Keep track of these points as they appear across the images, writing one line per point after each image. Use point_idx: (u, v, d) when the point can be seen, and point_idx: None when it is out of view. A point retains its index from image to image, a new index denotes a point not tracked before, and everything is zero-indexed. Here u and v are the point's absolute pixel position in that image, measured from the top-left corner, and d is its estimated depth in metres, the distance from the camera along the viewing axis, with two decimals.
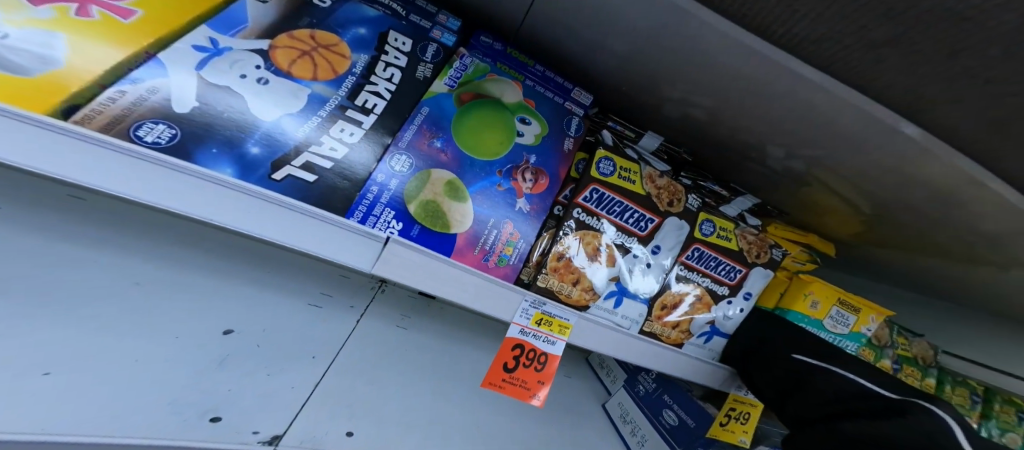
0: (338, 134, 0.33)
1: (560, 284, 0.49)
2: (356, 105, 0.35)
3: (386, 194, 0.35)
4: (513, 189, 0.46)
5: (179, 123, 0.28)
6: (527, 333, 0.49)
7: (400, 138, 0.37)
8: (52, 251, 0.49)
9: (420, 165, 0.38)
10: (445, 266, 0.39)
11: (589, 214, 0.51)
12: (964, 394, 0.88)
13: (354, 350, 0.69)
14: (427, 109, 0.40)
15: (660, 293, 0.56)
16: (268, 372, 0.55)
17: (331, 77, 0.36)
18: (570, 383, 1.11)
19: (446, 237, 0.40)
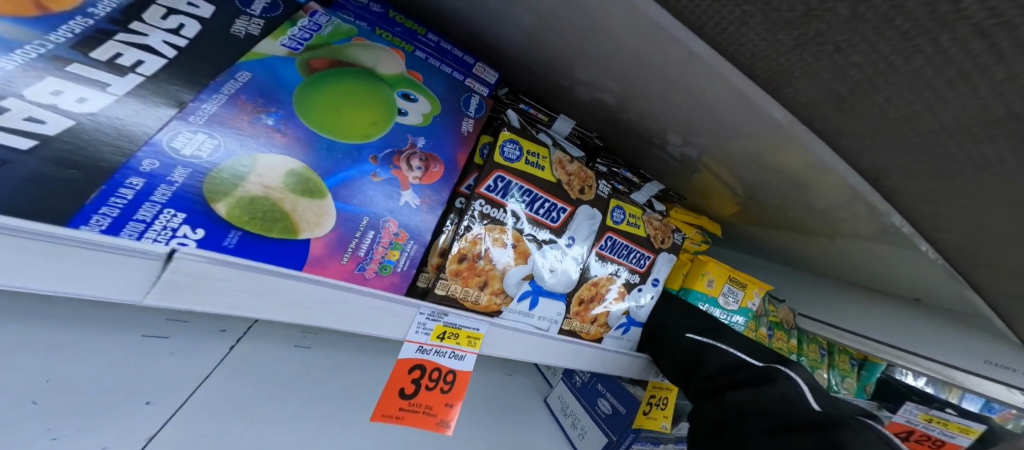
0: (49, 97, 0.22)
1: (464, 289, 0.42)
2: (96, 60, 0.24)
3: (165, 189, 0.24)
4: (394, 179, 0.37)
5: None
6: (427, 351, 0.41)
7: (197, 112, 0.27)
8: None
9: (236, 148, 0.28)
10: (290, 283, 0.29)
11: (493, 206, 0.44)
12: (814, 349, 1.08)
13: (220, 388, 0.55)
14: (249, 74, 0.31)
15: (578, 286, 0.53)
16: (53, 436, 0.40)
17: (30, 14, 0.24)
18: (511, 381, 1.06)
19: (292, 246, 0.30)
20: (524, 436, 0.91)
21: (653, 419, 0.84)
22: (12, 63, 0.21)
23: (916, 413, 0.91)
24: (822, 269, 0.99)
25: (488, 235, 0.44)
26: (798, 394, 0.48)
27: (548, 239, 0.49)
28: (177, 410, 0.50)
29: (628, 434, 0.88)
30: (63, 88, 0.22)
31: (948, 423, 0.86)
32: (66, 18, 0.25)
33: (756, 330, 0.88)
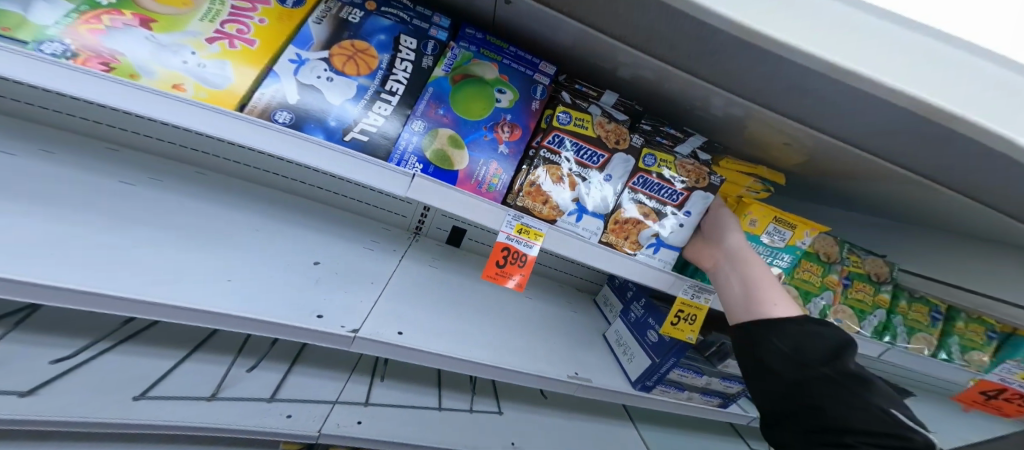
0: (376, 111, 0.63)
1: (533, 203, 0.69)
2: (385, 90, 0.64)
3: (410, 148, 0.65)
4: (495, 139, 0.68)
5: (291, 111, 0.59)
6: (512, 239, 0.70)
7: (410, 118, 0.67)
8: (228, 216, 0.97)
9: (431, 126, 0.63)
10: (451, 192, 0.61)
11: (553, 153, 0.70)
12: (920, 311, 1.12)
13: (399, 283, 1.01)
14: (432, 89, 0.65)
15: (614, 210, 0.75)
16: (343, 290, 0.89)
17: (369, 72, 0.64)
18: (575, 315, 1.35)
19: (449, 173, 0.62)
20: (588, 352, 1.20)
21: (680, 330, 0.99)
22: (366, 99, 0.63)
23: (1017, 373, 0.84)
24: (930, 218, 0.93)
25: (549, 172, 0.70)
26: (895, 419, 0.50)
27: (592, 176, 0.73)
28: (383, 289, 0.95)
29: (669, 358, 1.06)
30: (379, 106, 0.63)
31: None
32: (376, 72, 0.64)
33: (823, 276, 0.94)
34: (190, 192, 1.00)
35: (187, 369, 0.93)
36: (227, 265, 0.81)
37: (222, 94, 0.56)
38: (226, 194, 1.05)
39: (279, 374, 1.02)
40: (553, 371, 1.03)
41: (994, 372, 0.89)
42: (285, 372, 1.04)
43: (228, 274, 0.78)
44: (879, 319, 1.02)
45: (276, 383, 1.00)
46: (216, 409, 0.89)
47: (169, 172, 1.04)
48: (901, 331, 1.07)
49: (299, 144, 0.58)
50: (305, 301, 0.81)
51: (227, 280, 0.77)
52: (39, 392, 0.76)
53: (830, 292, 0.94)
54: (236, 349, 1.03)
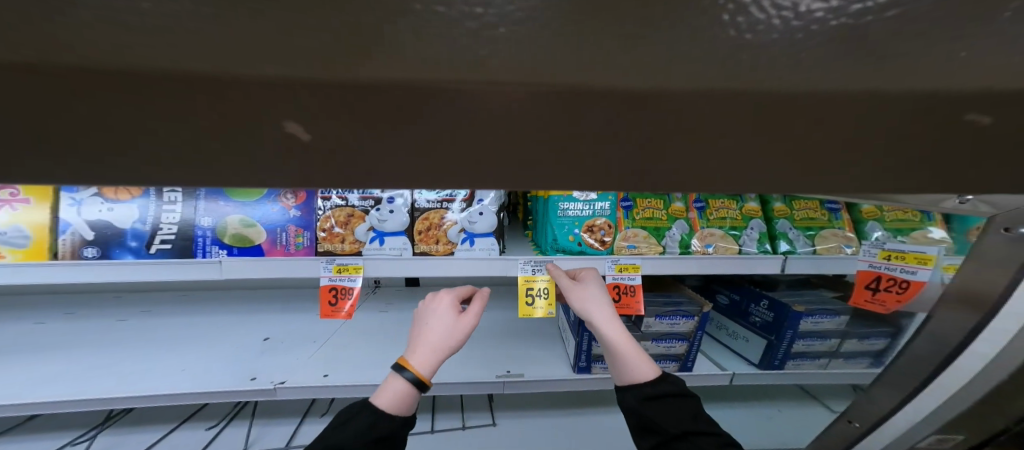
0: (168, 219, 0.76)
1: (332, 244, 0.83)
2: (166, 201, 0.77)
3: (208, 237, 0.76)
4: (284, 206, 0.82)
5: (96, 245, 0.73)
6: (335, 279, 0.81)
7: (198, 212, 0.77)
8: (195, 322, 1.27)
9: (219, 217, 0.78)
10: (263, 261, 0.77)
11: (335, 199, 0.85)
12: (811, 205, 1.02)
13: (349, 333, 1.30)
14: (206, 189, 0.79)
15: (412, 223, 0.88)
16: (292, 353, 1.16)
17: (141, 193, 0.77)
18: (529, 314, 1.55)
19: (255, 246, 0.79)
20: (527, 348, 1.32)
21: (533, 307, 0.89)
22: (151, 211, 0.76)
23: (874, 253, 0.69)
24: None
25: (339, 214, 0.84)
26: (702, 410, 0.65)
27: (374, 204, 0.86)
28: (324, 343, 1.23)
29: (583, 334, 1.14)
30: (171, 214, 0.77)
31: (904, 255, 0.65)
32: (149, 191, 0.78)
33: (667, 207, 0.99)
34: (176, 312, 1.33)
35: (225, 433, 1.24)
36: (194, 357, 1.10)
37: (32, 250, 0.70)
38: (202, 306, 1.39)
39: (291, 426, 1.30)
40: (482, 374, 1.18)
41: (862, 258, 0.71)
42: (298, 422, 1.32)
43: (186, 363, 1.07)
44: (761, 229, 0.98)
45: (290, 433, 1.27)
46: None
47: (159, 303, 1.38)
48: (797, 236, 0.97)
49: (113, 267, 0.72)
50: (243, 371, 1.06)
51: (183, 369, 1.04)
52: None
53: (683, 221, 0.98)
54: (255, 415, 1.34)
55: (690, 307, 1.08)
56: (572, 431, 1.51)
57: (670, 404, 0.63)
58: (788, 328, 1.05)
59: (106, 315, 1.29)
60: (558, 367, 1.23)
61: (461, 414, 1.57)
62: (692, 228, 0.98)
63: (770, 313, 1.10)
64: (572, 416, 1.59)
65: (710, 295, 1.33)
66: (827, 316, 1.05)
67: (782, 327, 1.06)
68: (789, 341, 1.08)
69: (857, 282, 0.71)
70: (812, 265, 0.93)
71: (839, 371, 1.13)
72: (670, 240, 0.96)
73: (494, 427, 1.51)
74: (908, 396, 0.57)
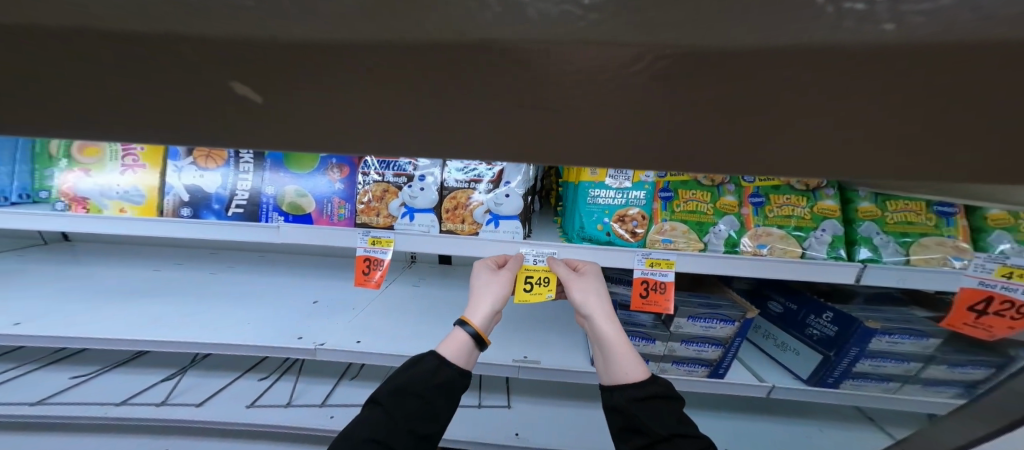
0: (244, 186, 0.86)
1: (369, 218, 0.87)
2: (243, 170, 0.87)
3: (271, 204, 0.85)
4: (331, 180, 0.88)
5: (191, 206, 0.85)
6: (370, 250, 0.86)
7: (264, 182, 0.86)
8: (261, 282, 1.47)
9: (281, 187, 0.86)
10: (315, 228, 0.83)
11: (370, 175, 0.88)
12: (911, 206, 0.79)
13: (383, 303, 1.41)
14: (270, 161, 0.87)
15: (441, 202, 0.90)
16: (335, 317, 1.30)
17: (225, 163, 0.87)
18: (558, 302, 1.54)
19: (307, 215, 0.86)
20: (549, 337, 1.32)
21: (536, 293, 0.82)
22: (234, 178, 0.86)
23: (991, 269, 0.55)
24: None
25: (373, 189, 0.88)
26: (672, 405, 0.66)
27: (405, 182, 0.89)
28: (362, 310, 1.35)
29: None
30: (246, 182, 0.86)
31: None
32: (230, 161, 0.87)
33: (714, 202, 0.88)
34: (249, 270, 1.56)
35: (277, 386, 1.44)
36: (260, 312, 1.28)
37: (148, 207, 0.84)
38: (267, 267, 1.59)
39: (328, 386, 1.46)
40: (500, 356, 1.21)
41: (972, 273, 0.57)
42: (333, 384, 1.47)
43: (251, 318, 1.25)
44: (835, 232, 0.80)
45: (327, 392, 1.43)
46: (290, 412, 1.33)
47: (236, 261, 1.62)
48: (885, 242, 0.77)
49: (202, 225, 0.82)
50: (296, 328, 1.22)
51: (246, 322, 1.22)
52: (204, 404, 1.33)
53: (732, 217, 0.86)
54: (302, 371, 1.52)
55: (731, 311, 0.99)
56: (588, 426, 1.49)
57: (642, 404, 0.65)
58: (851, 345, 0.92)
59: (197, 267, 1.55)
60: (577, 358, 1.22)
61: (478, 393, 1.63)
62: (745, 226, 0.85)
63: (833, 326, 0.95)
64: (590, 409, 1.57)
65: (760, 300, 1.18)
66: (908, 337, 0.88)
67: (844, 343, 0.93)
68: (850, 359, 0.93)
69: (957, 299, 0.58)
70: (894, 278, 0.73)
71: (913, 397, 0.97)
72: (714, 238, 0.85)
73: (508, 410, 1.55)
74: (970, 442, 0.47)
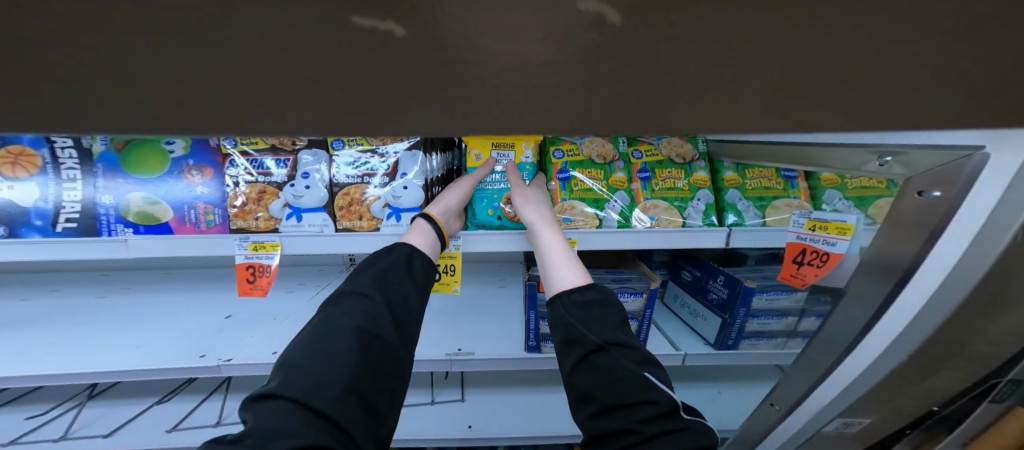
0: (69, 198, 0.75)
1: (246, 222, 0.80)
2: (64, 178, 0.76)
3: (111, 216, 0.75)
4: (190, 184, 0.79)
5: (1, 224, 0.74)
6: (251, 257, 0.80)
7: (98, 190, 0.76)
8: (165, 300, 1.33)
9: (121, 196, 0.76)
10: (169, 239, 0.76)
11: (249, 175, 0.81)
12: (767, 173, 0.87)
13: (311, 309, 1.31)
14: (101, 165, 0.76)
15: (332, 199, 0.84)
16: (250, 332, 1.19)
17: (37, 170, 0.76)
18: (498, 290, 1.54)
19: (162, 224, 0.77)
20: (485, 325, 1.32)
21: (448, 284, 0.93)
22: (51, 188, 0.76)
23: (801, 223, 0.59)
24: None
25: (249, 190, 0.81)
26: (621, 321, 0.70)
27: (286, 181, 0.81)
28: (286, 320, 1.26)
29: (531, 314, 1.13)
30: (73, 192, 0.76)
31: (826, 225, 0.55)
32: (45, 168, 0.76)
33: (608, 179, 0.91)
34: (151, 289, 1.39)
35: (205, 405, 1.32)
36: (157, 333, 1.16)
37: None
38: (174, 282, 1.44)
39: None
40: (434, 351, 1.19)
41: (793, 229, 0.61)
42: None
43: (142, 342, 1.12)
44: (708, 200, 0.86)
45: None
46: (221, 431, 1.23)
47: (134, 280, 1.44)
48: (746, 206, 0.84)
49: (20, 246, 0.73)
50: (202, 345, 1.12)
51: (136, 346, 1.10)
52: (115, 433, 1.20)
53: (624, 192, 0.89)
54: (232, 389, 1.39)
55: (639, 283, 1.05)
56: (537, 409, 1.52)
57: (585, 317, 0.69)
58: (740, 306, 0.99)
59: (84, 291, 1.36)
60: (511, 344, 1.23)
61: (430, 390, 1.60)
62: (635, 200, 0.89)
63: (725, 289, 1.04)
64: (541, 392, 1.60)
65: (675, 270, 1.25)
66: (780, 293, 0.98)
67: (733, 305, 1.01)
68: (743, 319, 1.02)
69: (784, 255, 0.62)
70: (749, 239, 0.80)
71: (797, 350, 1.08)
72: (608, 213, 0.88)
73: (461, 403, 1.54)
74: (813, 383, 0.59)
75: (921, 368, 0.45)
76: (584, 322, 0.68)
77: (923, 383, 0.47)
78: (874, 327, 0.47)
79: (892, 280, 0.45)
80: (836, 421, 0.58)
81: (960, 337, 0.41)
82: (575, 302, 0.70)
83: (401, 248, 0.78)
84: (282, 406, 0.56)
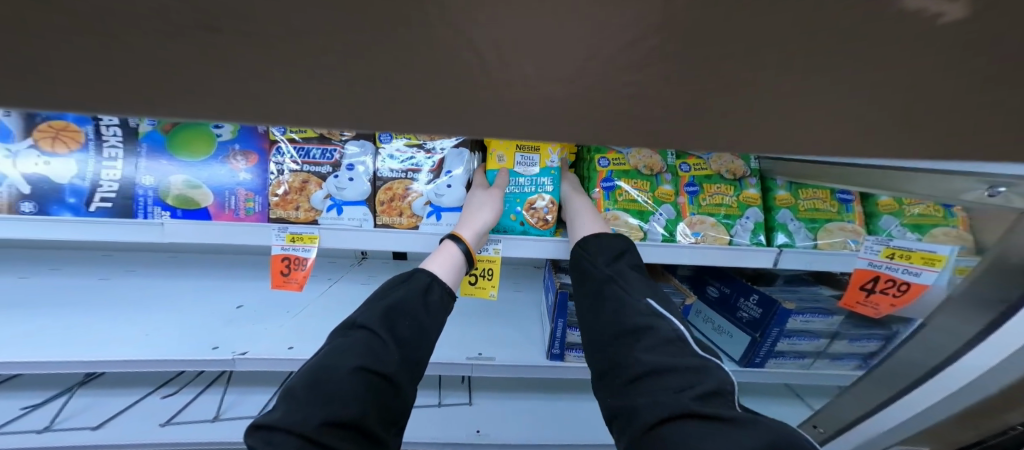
0: (108, 177, 0.73)
1: (285, 211, 0.77)
2: (105, 156, 0.74)
3: (149, 197, 0.72)
4: (232, 169, 0.77)
5: (34, 199, 0.71)
6: (287, 248, 0.76)
7: (139, 170, 0.73)
8: (171, 285, 1.28)
9: (162, 177, 0.73)
10: (208, 224, 0.72)
11: (294, 164, 0.80)
12: (818, 194, 0.86)
13: (324, 303, 1.28)
14: (146, 144, 0.74)
15: (374, 193, 0.81)
16: (263, 325, 1.15)
17: (78, 147, 0.73)
18: (515, 294, 1.52)
19: (201, 209, 0.74)
20: (505, 330, 1.30)
21: (480, 288, 0.90)
22: (91, 165, 0.73)
23: (876, 251, 0.60)
24: None
25: (292, 179, 0.79)
26: (635, 264, 0.76)
27: (330, 173, 0.80)
28: (299, 312, 1.23)
29: (558, 322, 1.11)
30: (114, 171, 0.73)
31: (910, 254, 0.56)
32: (86, 144, 0.73)
33: (654, 191, 0.90)
34: (159, 273, 1.34)
35: (200, 399, 1.27)
36: (166, 321, 1.12)
37: None
38: (182, 267, 1.38)
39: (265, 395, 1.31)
40: (453, 355, 1.17)
41: (862, 257, 0.62)
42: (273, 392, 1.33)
43: (146, 330, 1.07)
44: (757, 219, 0.85)
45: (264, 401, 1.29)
46: (220, 427, 1.19)
47: (141, 263, 1.39)
48: (798, 228, 0.83)
49: (53, 223, 0.70)
50: (212, 336, 1.08)
51: (144, 334, 1.06)
52: (101, 427, 1.15)
53: (670, 206, 0.88)
54: (229, 381, 1.35)
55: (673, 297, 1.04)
56: (547, 417, 1.49)
57: (599, 256, 0.76)
58: (774, 325, 0.99)
59: (86, 273, 1.30)
60: (531, 351, 1.21)
61: (438, 392, 1.57)
62: (680, 214, 0.88)
63: (757, 309, 1.02)
64: (552, 400, 1.57)
65: (699, 285, 1.22)
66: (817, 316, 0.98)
67: (766, 324, 1.00)
68: (772, 339, 1.01)
69: (852, 281, 0.63)
70: (804, 261, 0.79)
71: (824, 370, 1.08)
72: (653, 226, 0.86)
73: (469, 406, 1.51)
74: (871, 408, 0.59)
75: (1007, 407, 0.44)
76: (596, 257, 0.75)
77: (1008, 425, 0.45)
78: (960, 358, 0.47)
79: (990, 315, 0.44)
80: None
81: None
82: (590, 242, 0.77)
83: (422, 275, 0.75)
84: (277, 438, 0.55)
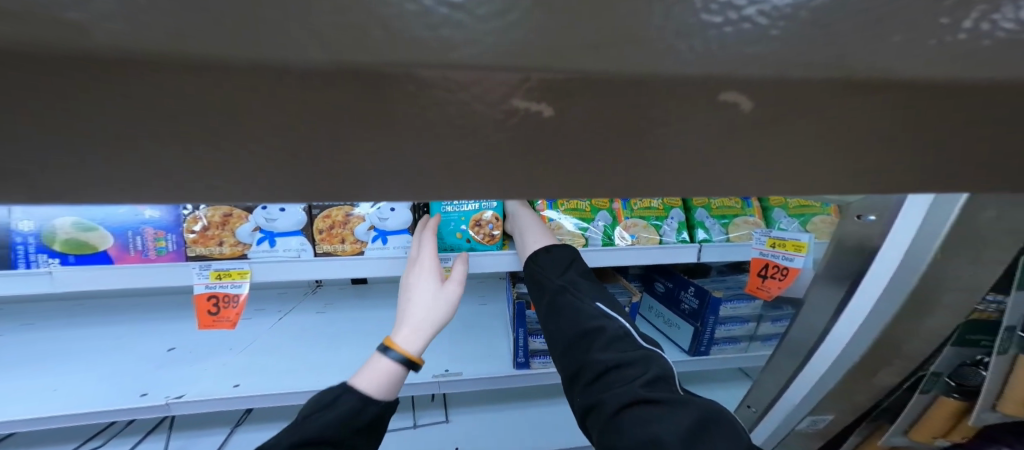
0: None
1: (207, 248, 0.75)
2: None
3: (31, 245, 0.68)
4: (135, 207, 0.74)
5: None
6: (212, 286, 0.74)
7: (19, 215, 0.69)
8: (90, 333, 1.16)
9: (47, 223, 0.69)
10: (106, 269, 0.69)
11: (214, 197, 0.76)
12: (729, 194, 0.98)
13: (276, 336, 1.21)
14: None
15: (312, 221, 0.80)
16: (202, 365, 1.07)
17: None
18: (481, 307, 1.52)
19: (98, 253, 0.70)
20: (471, 344, 1.30)
21: None
22: None
23: (763, 241, 0.71)
24: None
25: (207, 213, 0.75)
26: (585, 270, 0.83)
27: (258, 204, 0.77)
28: (244, 348, 1.15)
29: (519, 331, 1.14)
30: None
31: (784, 243, 0.66)
32: None
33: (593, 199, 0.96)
34: (74, 322, 1.21)
35: None
36: (82, 372, 1.01)
37: None
38: (105, 313, 1.26)
39: (216, 437, 1.21)
40: (419, 375, 1.15)
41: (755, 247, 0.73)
42: (227, 431, 1.22)
43: (56, 384, 0.96)
44: (680, 219, 0.95)
45: (216, 443, 1.18)
46: None
47: (52, 313, 1.24)
48: (712, 224, 0.94)
49: None
50: (141, 382, 0.99)
51: (52, 389, 0.95)
52: None
53: (606, 212, 0.95)
54: (168, 425, 1.22)
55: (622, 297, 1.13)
56: (523, 426, 1.50)
57: (552, 264, 0.81)
58: (709, 313, 1.09)
59: None
60: (497, 363, 1.22)
61: (412, 413, 1.53)
62: (616, 219, 0.95)
63: (694, 299, 1.12)
64: (526, 408, 1.59)
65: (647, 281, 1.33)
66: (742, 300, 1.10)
67: (703, 313, 1.10)
68: (710, 326, 1.11)
69: (750, 268, 0.73)
70: (721, 253, 0.89)
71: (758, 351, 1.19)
72: (593, 231, 0.93)
73: (446, 424, 1.49)
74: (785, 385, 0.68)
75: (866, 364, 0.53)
76: (549, 266, 0.80)
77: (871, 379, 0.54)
78: (831, 333, 0.56)
79: (843, 289, 0.53)
80: (807, 421, 0.66)
81: (893, 336, 0.49)
82: (541, 254, 0.82)
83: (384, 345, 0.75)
84: None
